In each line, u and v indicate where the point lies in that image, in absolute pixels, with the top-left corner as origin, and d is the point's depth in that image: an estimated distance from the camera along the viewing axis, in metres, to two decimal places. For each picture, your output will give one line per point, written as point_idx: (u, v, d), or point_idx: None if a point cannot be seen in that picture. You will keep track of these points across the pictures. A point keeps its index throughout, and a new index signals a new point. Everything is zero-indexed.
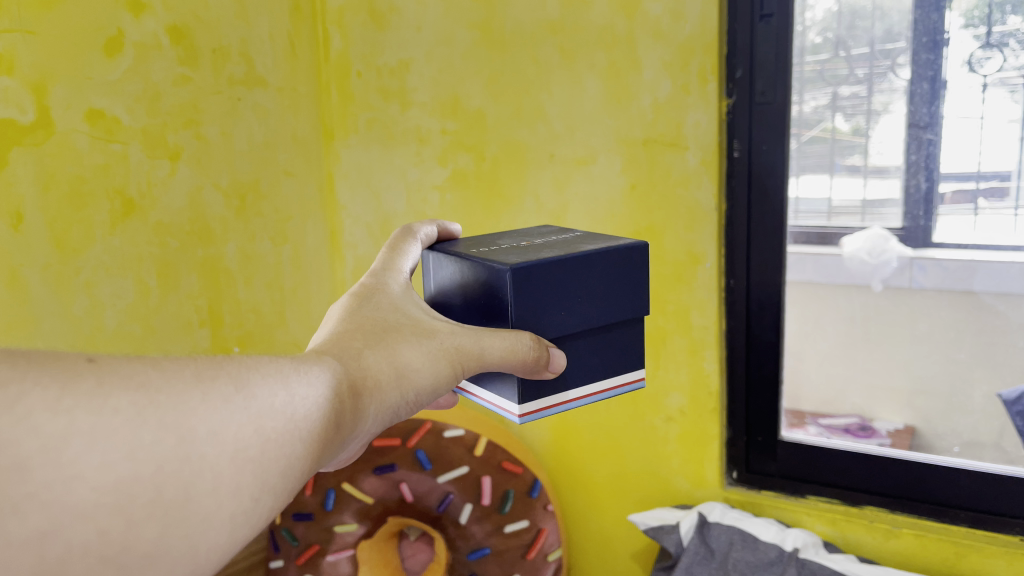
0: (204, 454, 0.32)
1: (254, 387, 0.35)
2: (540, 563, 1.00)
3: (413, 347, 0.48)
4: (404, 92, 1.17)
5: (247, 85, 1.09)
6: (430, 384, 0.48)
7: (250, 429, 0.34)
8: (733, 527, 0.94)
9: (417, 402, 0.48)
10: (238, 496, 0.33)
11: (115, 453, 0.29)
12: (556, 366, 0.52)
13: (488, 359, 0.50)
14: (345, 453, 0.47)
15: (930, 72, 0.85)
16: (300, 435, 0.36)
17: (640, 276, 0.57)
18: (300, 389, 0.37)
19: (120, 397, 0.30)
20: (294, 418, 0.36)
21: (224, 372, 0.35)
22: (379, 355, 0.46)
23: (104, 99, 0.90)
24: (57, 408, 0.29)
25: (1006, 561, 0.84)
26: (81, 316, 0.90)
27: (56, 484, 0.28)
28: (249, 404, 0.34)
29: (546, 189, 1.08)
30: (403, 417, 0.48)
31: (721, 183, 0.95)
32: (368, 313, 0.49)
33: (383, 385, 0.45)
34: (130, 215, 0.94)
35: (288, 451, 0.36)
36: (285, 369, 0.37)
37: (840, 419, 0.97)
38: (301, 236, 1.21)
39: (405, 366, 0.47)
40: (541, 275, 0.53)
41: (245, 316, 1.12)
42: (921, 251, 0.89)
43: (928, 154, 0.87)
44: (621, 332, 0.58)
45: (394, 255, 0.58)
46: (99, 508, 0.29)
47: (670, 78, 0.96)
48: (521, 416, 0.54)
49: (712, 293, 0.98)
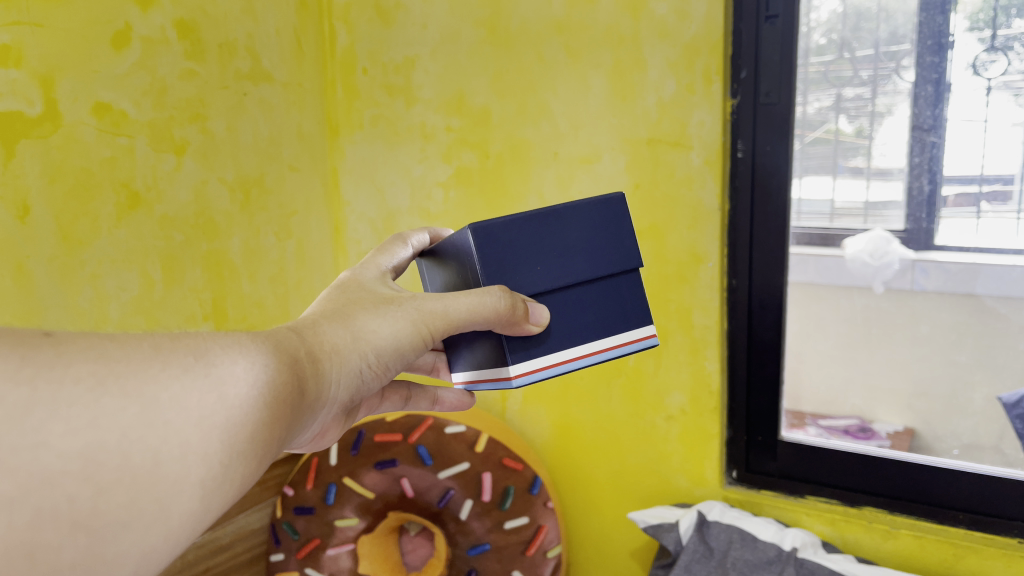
0: (169, 420, 0.33)
1: (213, 356, 0.36)
2: (539, 560, 1.01)
3: (374, 315, 0.49)
4: (409, 88, 1.17)
5: (253, 80, 1.09)
6: (393, 347, 0.49)
7: (213, 397, 0.35)
8: (732, 526, 0.94)
9: (383, 366, 0.49)
10: (206, 462, 0.34)
11: (79, 421, 0.31)
12: (537, 318, 0.53)
13: (454, 315, 0.50)
14: (321, 423, 0.48)
15: (934, 75, 0.85)
16: (265, 401, 0.37)
17: (624, 224, 0.57)
18: (263, 355, 0.39)
19: (80, 366, 0.32)
20: (259, 384, 0.37)
21: (183, 344, 0.36)
22: (337, 324, 0.47)
23: (112, 92, 0.91)
24: (18, 378, 0.30)
25: (1004, 563, 0.84)
26: (86, 308, 0.90)
27: (22, 451, 0.29)
28: (209, 372, 0.35)
29: (549, 188, 1.08)
30: (374, 384, 0.49)
31: (724, 183, 0.95)
32: (332, 295, 0.51)
33: (342, 351, 0.46)
34: (136, 208, 0.95)
35: (252, 416, 0.36)
36: (248, 338, 0.39)
37: (840, 420, 0.97)
38: (305, 231, 1.21)
39: (364, 332, 0.48)
40: (506, 232, 0.54)
41: (249, 310, 1.12)
42: (923, 254, 0.89)
43: (931, 156, 0.87)
44: (620, 291, 0.58)
45: (379, 254, 0.57)
46: (66, 474, 0.30)
47: (674, 78, 0.96)
48: (515, 377, 0.55)
49: (715, 293, 0.98)
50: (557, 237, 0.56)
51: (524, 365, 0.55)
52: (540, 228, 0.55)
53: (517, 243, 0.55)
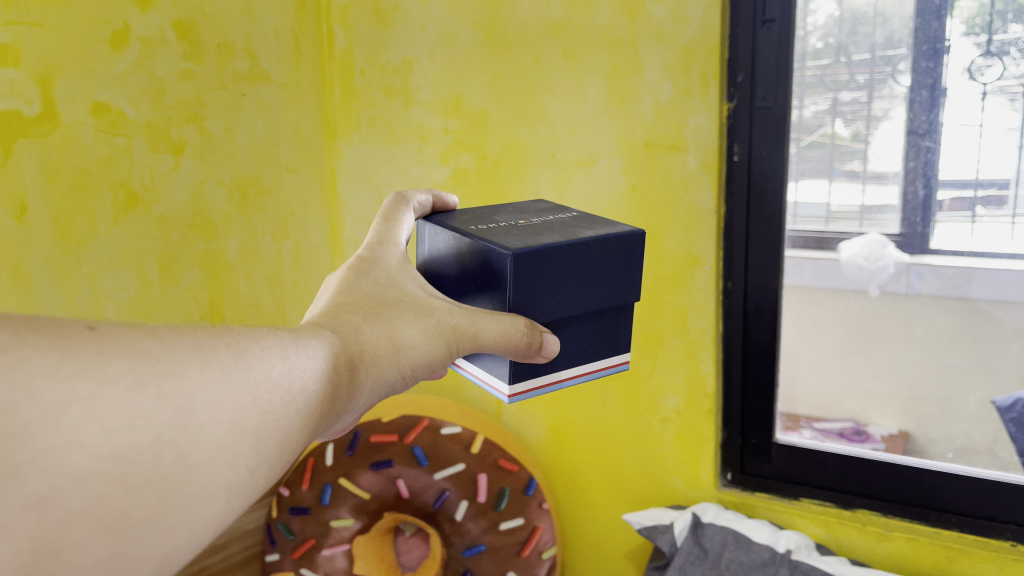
0: (202, 423, 0.31)
1: (251, 358, 0.35)
2: (534, 561, 1.01)
3: (411, 324, 0.48)
4: (406, 90, 1.17)
5: (251, 80, 1.09)
6: (426, 360, 0.48)
7: (247, 401, 0.33)
8: (726, 527, 0.94)
9: (413, 377, 0.48)
10: (235, 466, 0.32)
11: (115, 421, 0.28)
12: (549, 351, 0.54)
13: (483, 341, 0.51)
14: (340, 426, 0.47)
15: (929, 80, 0.86)
16: (296, 408, 0.36)
17: (634, 263, 0.59)
18: (297, 361, 0.37)
19: (120, 364, 0.29)
20: (291, 390, 0.36)
21: (222, 342, 0.34)
22: (376, 330, 0.45)
23: (110, 92, 0.91)
24: (57, 374, 0.27)
25: (997, 566, 0.85)
26: (82, 308, 0.90)
27: (56, 450, 0.26)
28: (246, 375, 0.34)
29: (546, 190, 1.08)
30: (398, 392, 0.48)
31: (720, 187, 0.95)
32: (365, 287, 0.49)
33: (380, 359, 0.45)
34: (133, 208, 0.95)
35: (284, 422, 0.35)
36: (284, 342, 0.37)
37: (835, 423, 0.98)
38: (302, 231, 1.22)
39: (402, 342, 0.46)
40: (541, 260, 0.53)
41: (245, 311, 1.12)
42: (918, 258, 0.90)
43: (926, 161, 0.88)
44: (613, 318, 0.59)
45: (389, 226, 0.57)
46: (98, 475, 0.27)
47: (671, 82, 0.96)
48: (510, 396, 0.56)
49: (710, 295, 0.98)
50: (580, 268, 0.56)
51: (522, 384, 0.56)
52: (565, 257, 0.55)
53: (546, 271, 0.54)
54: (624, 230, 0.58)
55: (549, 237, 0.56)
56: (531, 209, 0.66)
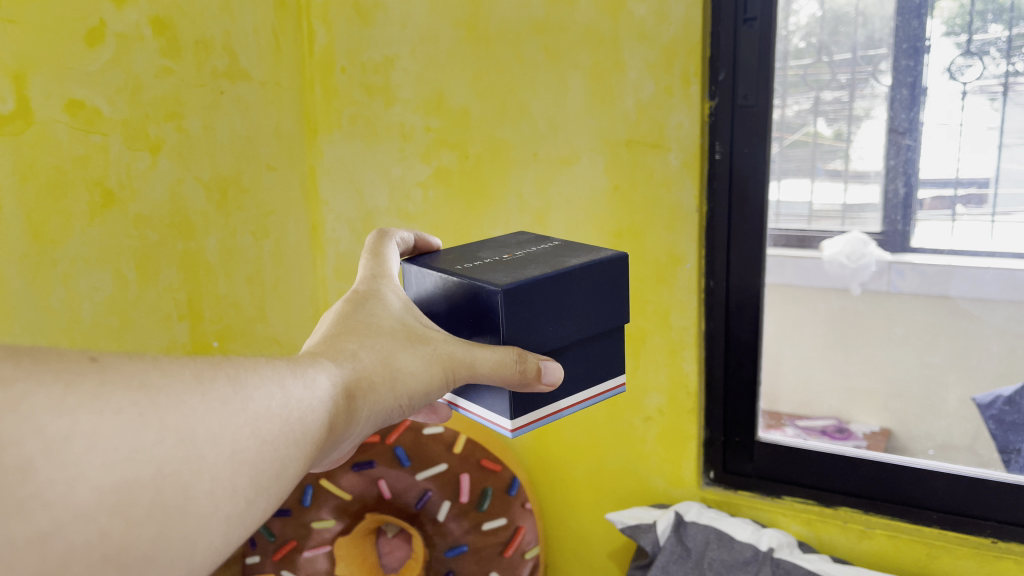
0: (203, 454, 0.31)
1: (251, 388, 0.35)
2: (517, 561, 1.01)
3: (408, 352, 0.47)
4: (388, 88, 1.16)
5: (230, 78, 1.08)
6: (423, 388, 0.48)
7: (247, 431, 0.33)
8: (709, 526, 0.94)
9: (410, 405, 0.47)
10: (234, 498, 0.32)
11: (117, 454, 0.29)
12: (551, 377, 0.52)
13: (479, 370, 0.50)
14: (336, 457, 0.46)
15: (910, 78, 0.86)
16: (295, 437, 0.36)
17: (619, 286, 0.59)
18: (296, 391, 0.37)
19: (123, 396, 0.30)
20: (290, 419, 0.36)
21: (222, 372, 0.34)
22: (374, 357, 0.45)
23: (85, 90, 0.89)
24: (61, 408, 0.28)
25: (977, 563, 0.86)
26: (58, 308, 0.89)
27: (59, 484, 0.27)
28: (246, 406, 0.34)
29: (529, 188, 1.08)
30: (397, 419, 0.48)
31: (702, 185, 0.95)
32: (362, 317, 0.48)
33: (378, 386, 0.44)
34: (109, 207, 0.93)
35: (283, 452, 0.35)
36: (282, 371, 0.37)
37: (818, 421, 0.98)
38: (283, 230, 1.20)
39: (398, 368, 0.46)
40: (531, 294, 0.53)
41: (225, 311, 1.11)
42: (899, 256, 0.91)
43: (906, 159, 0.88)
44: (605, 342, 0.59)
45: (379, 261, 0.56)
46: (100, 508, 0.28)
47: (653, 80, 0.96)
48: (513, 431, 0.54)
49: (692, 294, 0.98)
50: (569, 298, 0.55)
51: (525, 418, 0.55)
52: (552, 291, 0.54)
53: (537, 304, 0.54)
54: (607, 255, 0.58)
55: (536, 269, 0.55)
56: (513, 243, 0.65)
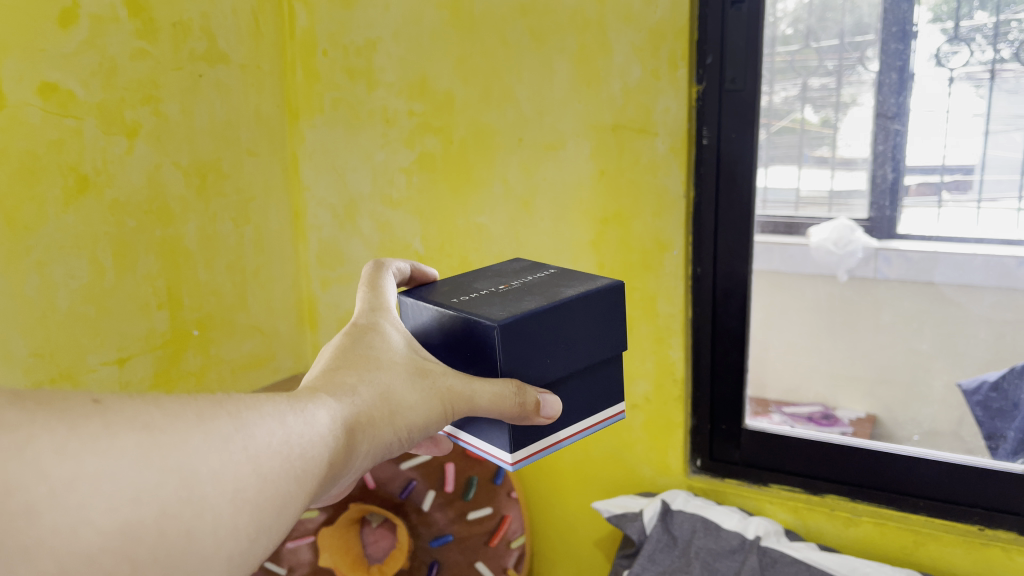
0: (205, 495, 0.30)
1: (251, 426, 0.34)
2: (502, 550, 1.01)
3: (407, 384, 0.46)
4: (370, 72, 1.14)
5: (209, 61, 1.06)
6: (422, 421, 0.46)
7: (248, 469, 0.33)
8: (696, 514, 0.93)
9: (409, 438, 0.46)
10: (236, 536, 0.31)
11: (121, 496, 0.28)
12: (550, 410, 0.51)
13: (478, 403, 0.49)
14: (335, 492, 0.45)
15: (899, 62, 0.85)
16: (294, 473, 0.35)
17: (616, 314, 0.57)
18: (296, 427, 0.36)
19: (125, 436, 0.29)
20: (290, 455, 0.35)
21: (224, 410, 0.33)
22: (373, 390, 0.44)
23: (59, 73, 0.87)
24: (64, 451, 0.28)
25: (963, 550, 0.85)
26: (32, 296, 0.87)
27: (64, 529, 0.27)
28: (247, 444, 0.33)
29: (514, 173, 1.06)
30: (394, 452, 0.46)
31: (689, 170, 0.94)
32: (361, 349, 0.47)
33: (376, 422, 0.43)
34: (85, 192, 0.91)
35: (283, 490, 0.34)
36: (282, 408, 0.36)
37: (804, 407, 0.97)
38: (263, 216, 1.18)
39: (395, 399, 0.45)
40: (527, 327, 0.51)
41: (205, 299, 1.09)
42: (886, 243, 0.90)
43: (895, 144, 0.87)
44: (603, 371, 0.58)
45: (376, 293, 0.55)
46: (105, 551, 0.27)
47: (640, 63, 0.95)
48: (514, 464, 0.53)
49: (679, 281, 0.97)
50: (565, 328, 0.54)
51: (524, 450, 0.53)
52: (550, 324, 0.53)
53: (534, 336, 0.52)
54: (603, 283, 0.57)
55: (532, 301, 0.54)
56: (508, 270, 0.64)
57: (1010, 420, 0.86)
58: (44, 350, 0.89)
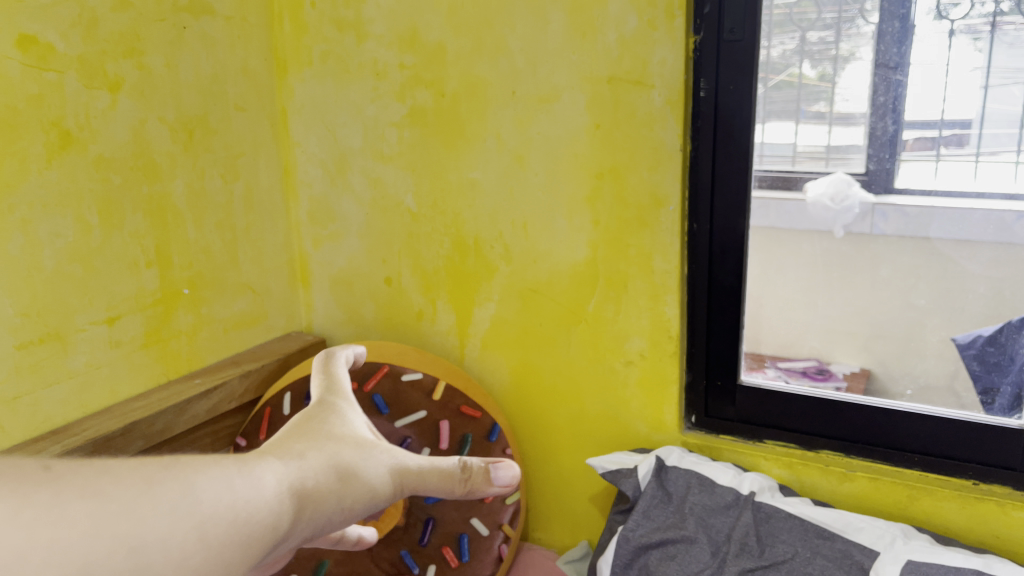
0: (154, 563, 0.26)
1: (200, 485, 0.29)
2: (497, 505, 1.02)
3: (364, 456, 0.40)
4: (360, 23, 1.11)
5: (193, 13, 1.03)
6: (372, 501, 0.39)
7: (195, 535, 0.27)
8: (690, 471, 0.93)
9: (355, 516, 0.38)
10: None
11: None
12: (505, 480, 0.49)
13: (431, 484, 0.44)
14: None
15: (901, 10, 0.82)
16: (244, 539, 0.29)
17: None
18: (245, 489, 0.30)
19: (78, 504, 0.25)
20: (246, 516, 0.30)
21: (170, 470, 0.28)
22: (322, 458, 0.37)
23: (37, 24, 0.84)
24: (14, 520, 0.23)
25: (958, 505, 0.85)
26: (17, 255, 0.85)
27: None
28: (195, 505, 0.28)
29: (507, 127, 1.04)
30: (334, 532, 0.37)
31: (686, 124, 0.92)
32: (310, 424, 0.40)
33: (324, 494, 0.35)
34: (68, 148, 0.89)
35: (228, 559, 0.28)
36: (230, 469, 0.30)
37: (799, 362, 0.97)
38: (253, 173, 1.16)
39: (350, 471, 0.38)
40: None
41: (196, 257, 1.07)
42: (883, 198, 0.88)
43: (896, 95, 0.85)
44: None
45: (335, 359, 0.50)
46: None
47: (636, 13, 0.92)
48: None
49: (676, 237, 0.95)
50: None
51: None
52: None
53: None
54: None
55: None
56: None
57: (1005, 374, 0.85)
58: (31, 310, 0.88)
